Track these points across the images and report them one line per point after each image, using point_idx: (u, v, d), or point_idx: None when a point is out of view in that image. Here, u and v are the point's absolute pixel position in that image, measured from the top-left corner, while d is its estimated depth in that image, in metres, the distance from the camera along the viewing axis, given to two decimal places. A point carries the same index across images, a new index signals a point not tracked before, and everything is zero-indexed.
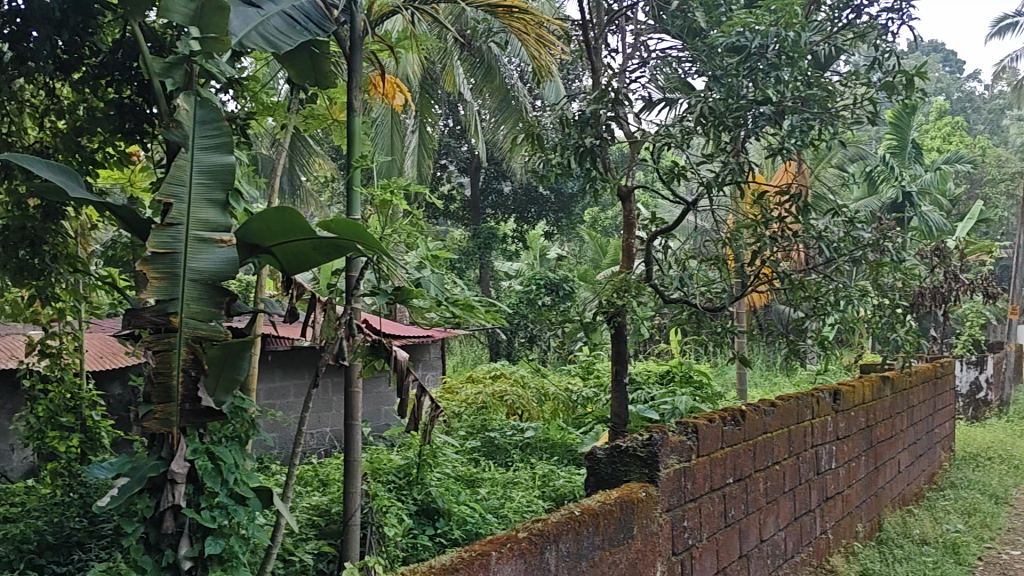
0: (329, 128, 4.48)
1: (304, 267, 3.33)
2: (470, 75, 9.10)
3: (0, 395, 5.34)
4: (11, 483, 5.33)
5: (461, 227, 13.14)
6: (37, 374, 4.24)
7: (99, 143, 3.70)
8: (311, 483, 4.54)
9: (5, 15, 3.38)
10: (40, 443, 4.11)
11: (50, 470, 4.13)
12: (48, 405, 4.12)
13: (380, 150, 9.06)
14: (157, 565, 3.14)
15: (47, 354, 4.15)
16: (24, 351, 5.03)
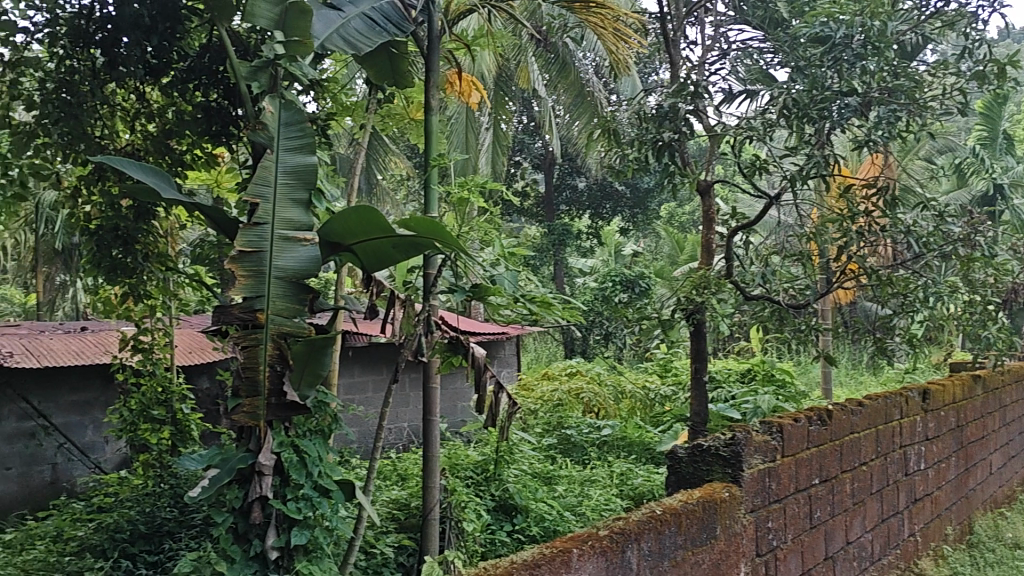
0: (406, 127, 4.54)
1: (383, 265, 3.38)
2: (545, 72, 9.10)
3: (96, 388, 5.61)
4: (105, 474, 5.54)
5: (535, 224, 13.14)
6: (130, 368, 4.39)
7: (187, 145, 3.85)
8: (390, 477, 4.60)
9: (97, 21, 3.44)
10: (134, 435, 4.26)
11: (141, 462, 4.24)
12: (140, 399, 4.26)
13: (457, 147, 9.17)
14: (246, 554, 3.24)
15: (139, 350, 4.29)
16: (117, 346, 5.23)
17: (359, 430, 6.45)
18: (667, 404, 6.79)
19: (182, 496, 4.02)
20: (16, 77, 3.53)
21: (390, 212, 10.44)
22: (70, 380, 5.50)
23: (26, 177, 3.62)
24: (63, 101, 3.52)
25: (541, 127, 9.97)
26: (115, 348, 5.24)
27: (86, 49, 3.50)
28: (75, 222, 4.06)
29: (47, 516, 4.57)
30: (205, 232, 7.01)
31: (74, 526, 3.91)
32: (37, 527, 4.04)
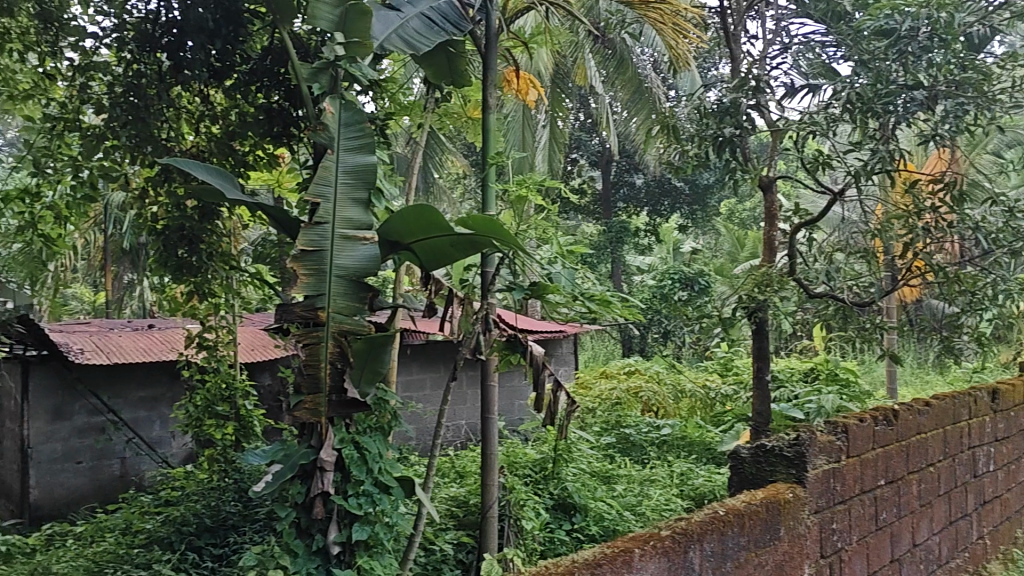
0: (464, 125, 4.56)
1: (442, 263, 3.41)
2: (603, 68, 9.07)
3: (164, 385, 5.77)
4: (170, 468, 5.68)
5: (593, 222, 13.08)
6: (195, 365, 4.49)
7: (250, 146, 3.92)
8: (449, 474, 4.63)
9: (164, 25, 3.51)
10: (199, 430, 4.35)
11: (207, 456, 4.32)
12: (205, 395, 4.36)
13: (513, 145, 9.20)
14: (308, 549, 3.29)
15: (204, 347, 4.39)
16: (183, 343, 5.36)
17: (418, 427, 6.52)
18: (728, 403, 6.71)
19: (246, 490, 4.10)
20: (87, 81, 3.66)
21: (448, 210, 10.54)
22: (139, 375, 5.66)
23: (95, 178, 3.83)
24: (131, 103, 3.63)
25: (598, 124, 9.91)
26: (181, 345, 5.38)
27: (152, 53, 3.58)
28: (142, 221, 4.17)
29: (117, 508, 4.70)
30: (265, 230, 7.08)
31: (142, 519, 4.02)
32: (108, 519, 4.16)
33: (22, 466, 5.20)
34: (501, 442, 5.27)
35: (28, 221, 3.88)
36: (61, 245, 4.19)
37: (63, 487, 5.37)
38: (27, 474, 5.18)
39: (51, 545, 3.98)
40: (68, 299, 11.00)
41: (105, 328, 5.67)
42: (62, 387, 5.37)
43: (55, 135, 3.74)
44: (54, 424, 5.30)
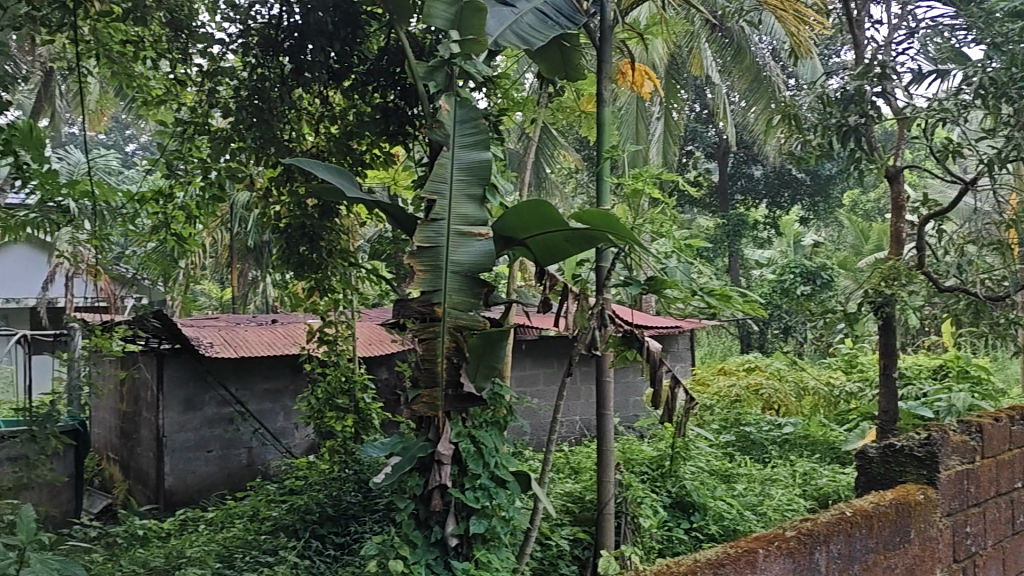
0: (577, 120, 4.58)
1: (556, 259, 3.42)
2: (720, 57, 8.93)
3: (287, 377, 6.00)
4: (294, 458, 5.90)
5: (709, 214, 12.82)
6: (317, 358, 4.64)
7: (367, 145, 3.99)
8: (563, 470, 4.65)
9: (285, 30, 3.64)
10: (320, 422, 4.50)
11: (328, 447, 4.44)
12: (326, 388, 4.52)
13: (626, 138, 9.16)
14: (427, 540, 3.37)
15: (324, 341, 4.53)
16: (305, 338, 5.55)
17: (534, 423, 6.58)
18: (853, 401, 6.41)
19: (366, 481, 4.22)
20: (214, 86, 3.81)
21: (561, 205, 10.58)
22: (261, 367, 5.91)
23: (223, 179, 3.98)
24: (255, 107, 3.77)
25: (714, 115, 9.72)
26: (302, 340, 5.56)
27: (275, 57, 3.70)
28: (266, 220, 4.32)
29: (245, 495, 4.91)
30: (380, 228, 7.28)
31: (268, 506, 4.19)
32: (238, 506, 4.35)
33: (157, 454, 5.50)
34: (616, 438, 5.26)
35: (163, 220, 4.12)
36: (191, 243, 4.38)
37: (193, 474, 5.64)
38: (162, 461, 5.47)
39: (185, 529, 4.20)
40: (199, 296, 11.60)
41: (230, 322, 5.89)
42: (194, 378, 5.65)
43: (186, 138, 3.91)
44: (186, 414, 5.58)
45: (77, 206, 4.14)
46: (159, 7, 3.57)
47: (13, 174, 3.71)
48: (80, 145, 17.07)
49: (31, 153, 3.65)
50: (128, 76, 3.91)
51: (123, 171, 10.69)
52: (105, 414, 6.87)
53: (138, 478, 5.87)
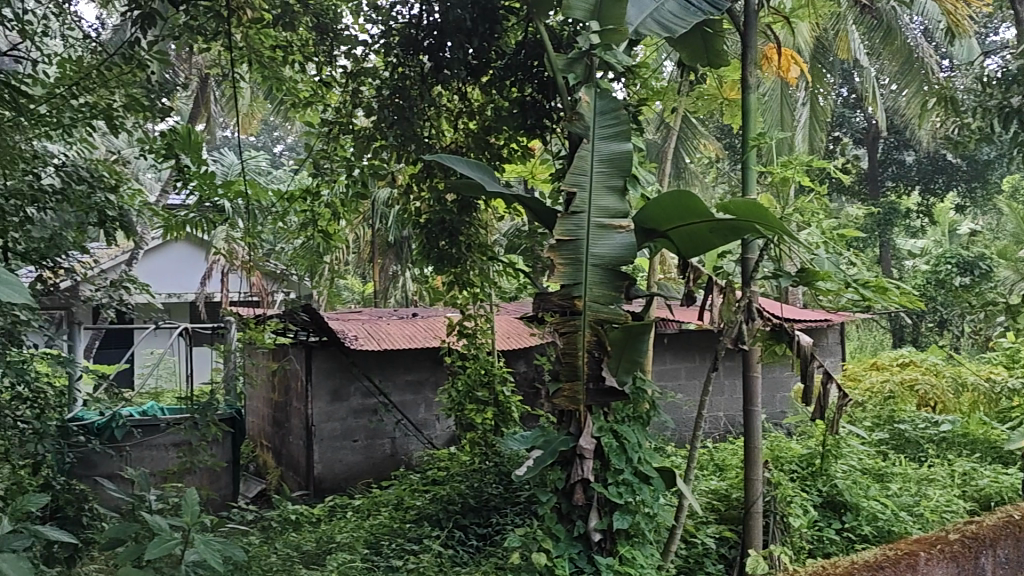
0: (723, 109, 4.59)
1: (700, 251, 3.35)
2: (869, 39, 8.71)
3: (427, 368, 6.16)
4: (435, 449, 6.04)
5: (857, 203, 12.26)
6: (457, 352, 4.78)
7: (504, 140, 4.04)
8: (708, 468, 4.67)
9: (425, 29, 3.71)
10: (461, 413, 4.63)
11: (469, 440, 4.55)
12: (466, 380, 4.63)
13: (770, 125, 8.95)
14: (570, 534, 3.38)
15: (464, 334, 4.67)
16: (446, 331, 5.69)
17: (677, 418, 6.64)
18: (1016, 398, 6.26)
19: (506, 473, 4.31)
20: (358, 87, 3.94)
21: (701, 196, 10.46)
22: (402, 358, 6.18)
23: (366, 177, 4.10)
24: (397, 105, 3.85)
25: (863, 99, 9.32)
26: (443, 333, 5.72)
27: (415, 56, 3.78)
28: (407, 216, 4.43)
29: (390, 484, 5.08)
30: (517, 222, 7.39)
31: (413, 495, 4.35)
32: (383, 494, 4.47)
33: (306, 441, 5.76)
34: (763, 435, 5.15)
35: (310, 218, 4.29)
36: (336, 239, 4.54)
37: (341, 460, 5.88)
38: (312, 448, 5.71)
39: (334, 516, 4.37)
40: (343, 291, 12.07)
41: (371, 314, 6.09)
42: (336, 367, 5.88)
43: (332, 138, 4.05)
44: (329, 401, 5.81)
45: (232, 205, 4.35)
46: (306, 12, 3.64)
47: (176, 177, 3.98)
48: (233, 150, 17.97)
49: (190, 157, 3.90)
50: (278, 80, 4.04)
51: (271, 171, 11.24)
52: (257, 405, 7.24)
53: (290, 465, 6.16)
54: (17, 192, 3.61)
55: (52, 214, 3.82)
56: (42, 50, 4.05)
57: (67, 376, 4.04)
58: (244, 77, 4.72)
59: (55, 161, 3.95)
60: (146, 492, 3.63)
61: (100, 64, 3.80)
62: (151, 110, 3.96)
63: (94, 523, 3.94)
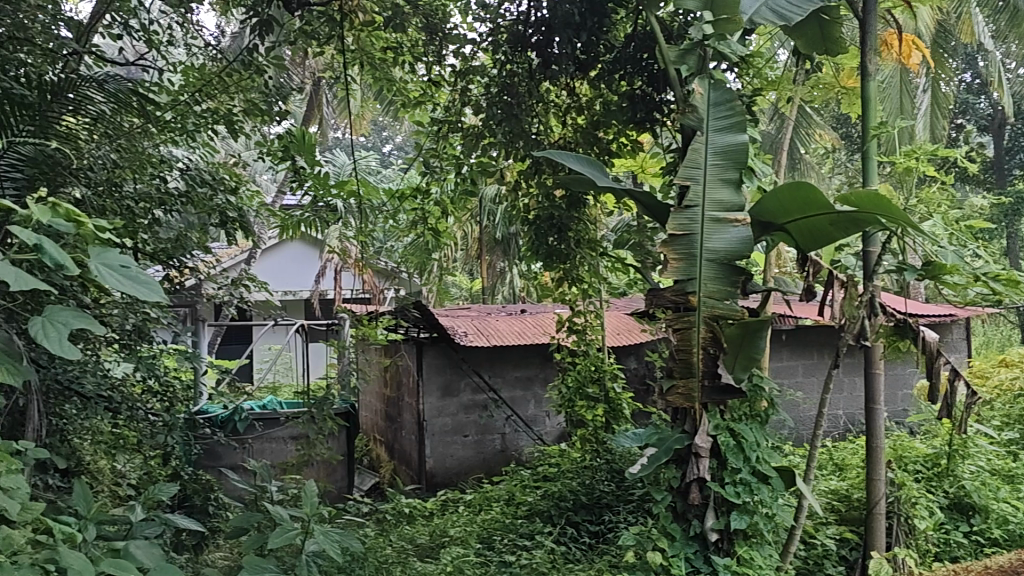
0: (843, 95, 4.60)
1: (819, 245, 3.25)
2: (995, 21, 8.38)
3: (536, 365, 6.66)
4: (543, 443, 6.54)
5: (982, 192, 11.74)
6: (567, 347, 4.88)
7: (614, 134, 4.06)
8: (827, 467, 4.68)
9: (533, 25, 3.71)
10: (571, 410, 4.71)
11: (580, 436, 4.61)
12: (577, 375, 4.67)
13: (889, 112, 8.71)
14: (686, 533, 3.37)
15: (573, 331, 4.71)
16: (556, 326, 5.78)
17: (795, 415, 7.07)
18: None
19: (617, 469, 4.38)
20: (467, 85, 3.97)
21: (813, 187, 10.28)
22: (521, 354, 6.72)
23: (475, 174, 4.12)
24: (505, 102, 3.87)
25: (988, 83, 8.93)
26: (553, 329, 5.80)
27: (524, 52, 3.78)
28: (515, 213, 4.47)
29: (500, 480, 5.20)
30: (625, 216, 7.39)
31: (525, 491, 4.53)
32: (494, 489, 4.73)
33: (420, 436, 6.33)
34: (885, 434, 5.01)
35: (421, 215, 4.43)
36: (445, 234, 4.65)
37: (454, 453, 6.41)
38: (427, 444, 6.26)
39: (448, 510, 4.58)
40: (451, 286, 12.38)
41: (480, 309, 6.27)
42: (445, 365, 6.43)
43: (441, 136, 4.12)
44: (440, 399, 6.37)
45: (346, 204, 4.49)
46: (416, 13, 3.73)
47: (293, 178, 4.13)
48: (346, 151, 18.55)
49: (306, 158, 4.03)
50: (388, 81, 4.19)
51: (380, 170, 11.59)
52: (371, 399, 7.89)
53: (404, 459, 6.74)
54: (145, 196, 3.86)
55: (178, 215, 4.09)
56: (170, 57, 4.28)
57: (190, 369, 4.29)
58: (360, 78, 4.86)
59: (181, 163, 4.16)
60: (268, 483, 3.81)
61: (221, 70, 3.98)
62: (270, 114, 4.17)
63: (220, 512, 4.31)
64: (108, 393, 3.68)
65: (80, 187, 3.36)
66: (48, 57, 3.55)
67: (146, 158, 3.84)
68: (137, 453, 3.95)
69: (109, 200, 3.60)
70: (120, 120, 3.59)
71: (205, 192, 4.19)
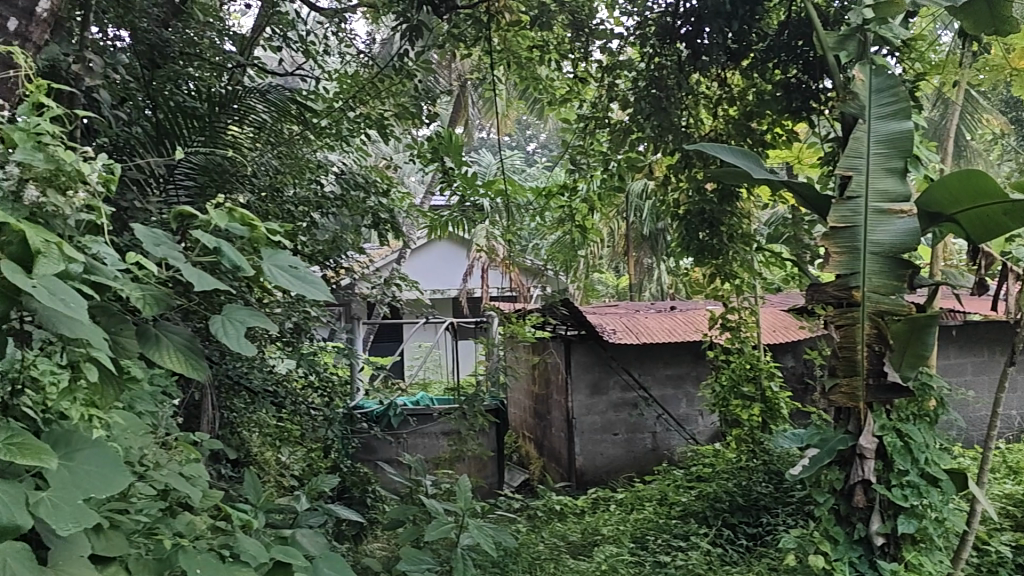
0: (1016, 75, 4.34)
1: (995, 237, 3.02)
2: None
3: (688, 364, 7.43)
4: (697, 440, 7.26)
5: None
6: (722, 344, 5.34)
7: (768, 124, 4.02)
8: (1000, 471, 4.43)
9: (682, 16, 3.65)
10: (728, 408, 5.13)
11: (736, 436, 4.93)
12: (730, 375, 5.19)
13: None
14: (849, 537, 3.25)
15: (726, 327, 5.25)
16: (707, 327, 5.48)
17: (966, 415, 6.82)
18: None
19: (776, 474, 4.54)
20: (614, 80, 4.02)
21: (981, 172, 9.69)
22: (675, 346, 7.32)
23: (624, 169, 4.21)
24: (653, 96, 3.86)
25: None
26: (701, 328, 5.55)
27: (673, 44, 3.75)
28: (664, 207, 4.50)
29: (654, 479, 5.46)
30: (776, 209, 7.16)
31: (680, 491, 4.78)
32: (646, 489, 5.01)
33: (571, 433, 7.11)
34: None
35: (569, 212, 4.57)
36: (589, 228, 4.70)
37: (604, 451, 7.20)
38: (577, 442, 7.06)
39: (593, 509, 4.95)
40: (597, 282, 12.59)
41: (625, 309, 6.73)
42: (591, 366, 7.16)
43: (588, 133, 4.25)
44: (588, 397, 7.14)
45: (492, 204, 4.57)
46: (562, 10, 3.75)
47: (442, 178, 4.23)
48: (493, 154, 19.01)
49: (454, 158, 4.14)
50: (535, 80, 4.29)
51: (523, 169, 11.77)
52: (519, 398, 8.78)
53: (553, 456, 7.56)
54: (305, 200, 4.07)
55: (333, 218, 4.25)
56: (325, 66, 4.53)
57: (345, 364, 4.52)
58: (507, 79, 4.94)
59: (335, 168, 4.37)
60: (421, 476, 3.93)
61: (373, 76, 4.17)
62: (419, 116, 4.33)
63: (377, 504, 4.45)
64: (274, 389, 3.95)
65: (246, 191, 3.64)
66: (215, 71, 3.91)
67: (303, 163, 4.06)
68: (299, 444, 4.27)
69: (272, 205, 3.85)
70: (280, 127, 3.83)
71: (359, 194, 4.38)
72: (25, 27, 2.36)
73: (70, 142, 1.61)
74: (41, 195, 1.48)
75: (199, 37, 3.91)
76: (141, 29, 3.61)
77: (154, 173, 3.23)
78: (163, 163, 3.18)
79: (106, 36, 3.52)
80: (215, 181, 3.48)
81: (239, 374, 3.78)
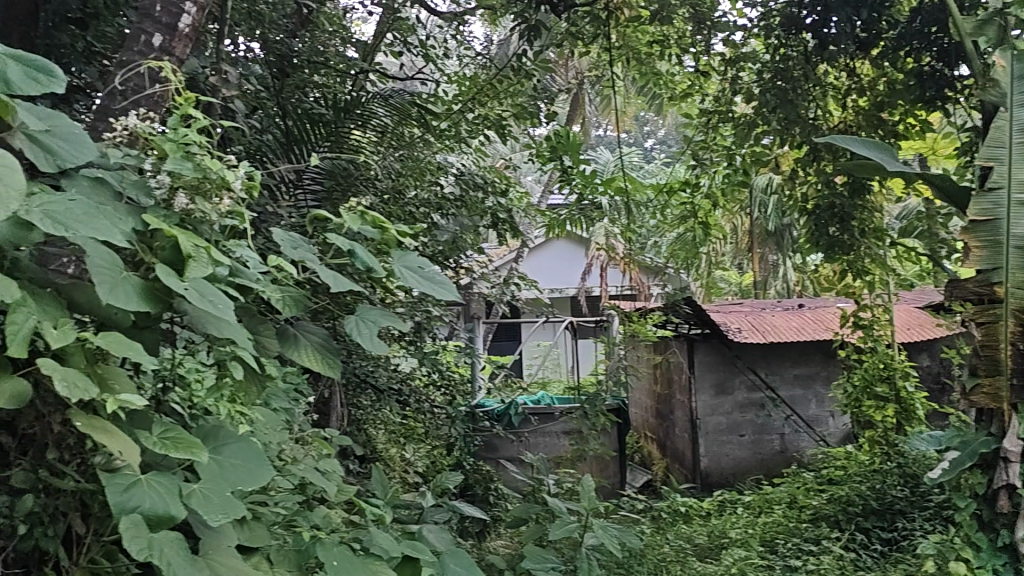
0: None
1: None
2: None
3: (819, 364, 8.25)
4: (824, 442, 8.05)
5: None
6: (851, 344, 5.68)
7: (898, 114, 4.49)
8: None
9: (808, 7, 3.95)
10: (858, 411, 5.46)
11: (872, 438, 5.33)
12: (862, 376, 5.49)
13: None
14: (992, 543, 3.45)
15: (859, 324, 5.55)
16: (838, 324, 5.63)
17: None
18: None
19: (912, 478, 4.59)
20: (737, 72, 4.34)
21: None
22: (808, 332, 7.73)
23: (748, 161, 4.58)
24: (779, 87, 4.13)
25: None
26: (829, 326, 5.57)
27: (798, 34, 4.04)
28: (791, 200, 4.82)
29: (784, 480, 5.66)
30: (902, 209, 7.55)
31: (813, 493, 4.99)
32: (777, 493, 5.18)
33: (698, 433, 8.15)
34: None
35: (692, 206, 5.07)
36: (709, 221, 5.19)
37: (728, 450, 8.19)
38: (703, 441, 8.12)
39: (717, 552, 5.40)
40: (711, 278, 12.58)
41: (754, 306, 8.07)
42: (714, 365, 8.19)
43: (711, 127, 4.66)
44: (712, 397, 8.16)
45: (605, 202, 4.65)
46: (682, 4, 4.05)
47: (560, 176, 4.27)
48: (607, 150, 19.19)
49: (572, 156, 4.13)
50: (656, 75, 4.82)
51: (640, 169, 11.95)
52: (644, 399, 10.18)
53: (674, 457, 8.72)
54: (424, 201, 4.16)
55: (452, 218, 4.32)
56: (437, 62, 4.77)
57: (465, 361, 4.72)
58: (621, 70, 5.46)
59: (453, 167, 4.46)
60: (545, 477, 3.94)
61: (492, 79, 4.32)
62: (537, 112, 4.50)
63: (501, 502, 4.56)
64: (398, 388, 4.17)
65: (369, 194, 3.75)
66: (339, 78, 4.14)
67: (422, 166, 4.10)
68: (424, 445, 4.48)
69: (394, 207, 3.97)
70: (398, 131, 3.85)
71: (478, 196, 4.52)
72: (169, 39, 2.82)
73: (222, 157, 2.34)
74: (191, 203, 2.26)
75: (324, 46, 4.16)
76: (271, 41, 3.84)
77: (283, 180, 3.49)
78: (289, 172, 3.45)
79: (239, 49, 3.77)
80: (337, 186, 3.61)
81: (363, 374, 4.05)
